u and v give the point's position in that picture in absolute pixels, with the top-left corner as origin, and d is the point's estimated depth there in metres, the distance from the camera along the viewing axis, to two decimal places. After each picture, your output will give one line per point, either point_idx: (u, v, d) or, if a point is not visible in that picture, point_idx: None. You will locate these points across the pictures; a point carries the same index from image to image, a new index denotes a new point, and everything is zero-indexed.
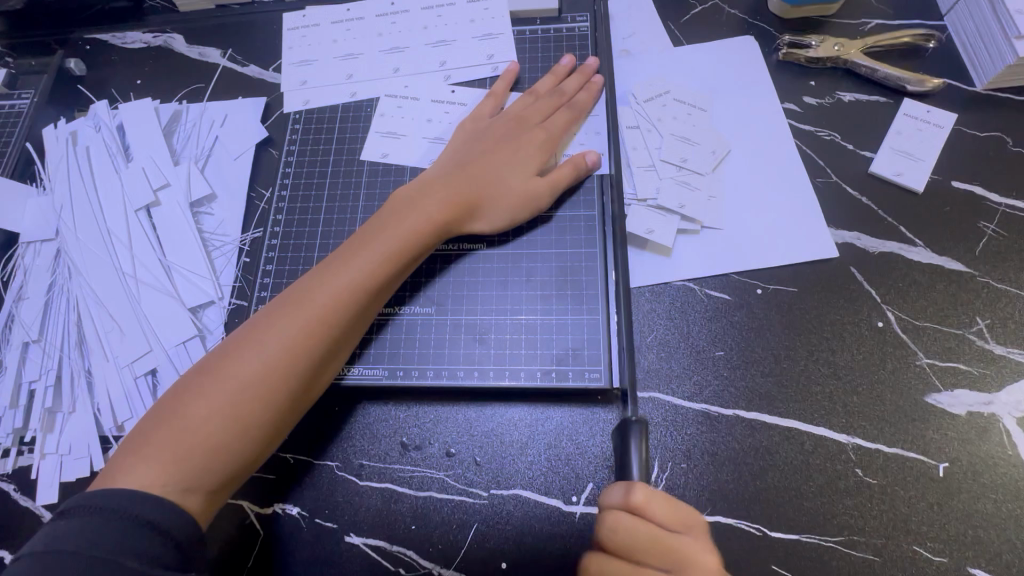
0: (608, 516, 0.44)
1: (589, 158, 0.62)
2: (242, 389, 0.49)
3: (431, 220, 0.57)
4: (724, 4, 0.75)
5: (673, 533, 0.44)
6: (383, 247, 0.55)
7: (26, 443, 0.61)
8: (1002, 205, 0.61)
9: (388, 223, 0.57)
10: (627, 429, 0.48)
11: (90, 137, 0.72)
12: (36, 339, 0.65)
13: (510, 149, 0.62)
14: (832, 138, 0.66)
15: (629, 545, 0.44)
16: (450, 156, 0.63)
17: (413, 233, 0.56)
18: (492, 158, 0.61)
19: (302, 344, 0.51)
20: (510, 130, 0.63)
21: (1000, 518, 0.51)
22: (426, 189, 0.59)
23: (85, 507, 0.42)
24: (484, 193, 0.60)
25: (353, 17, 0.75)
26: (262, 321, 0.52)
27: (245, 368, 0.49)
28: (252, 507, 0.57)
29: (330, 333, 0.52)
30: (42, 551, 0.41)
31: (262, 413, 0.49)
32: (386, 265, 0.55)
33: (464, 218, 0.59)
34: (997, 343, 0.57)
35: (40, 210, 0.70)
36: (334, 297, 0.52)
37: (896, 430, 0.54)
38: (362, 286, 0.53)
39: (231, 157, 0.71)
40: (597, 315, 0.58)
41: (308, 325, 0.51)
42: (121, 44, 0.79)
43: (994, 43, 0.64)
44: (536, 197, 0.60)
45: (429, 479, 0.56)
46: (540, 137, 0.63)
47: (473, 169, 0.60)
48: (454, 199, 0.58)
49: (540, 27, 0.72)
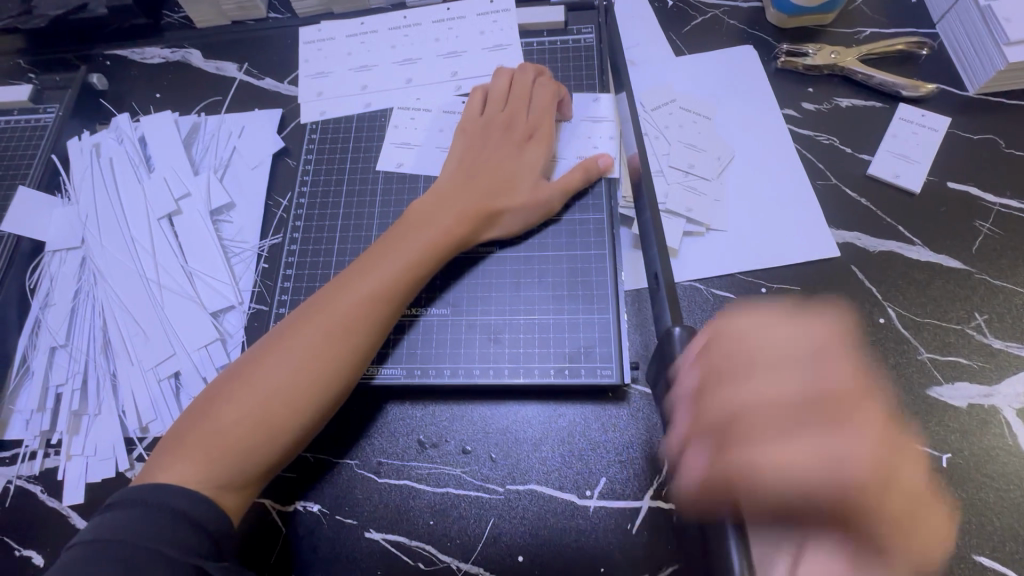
0: (700, 379, 0.42)
1: (600, 161, 0.64)
2: (272, 393, 0.51)
3: (449, 234, 0.59)
4: (724, 15, 0.78)
5: (791, 339, 0.41)
6: (405, 256, 0.57)
7: (52, 445, 0.63)
8: (997, 205, 0.64)
9: (408, 232, 0.59)
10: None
11: (114, 149, 0.75)
12: (63, 343, 0.67)
13: (515, 158, 0.64)
14: (831, 142, 0.68)
15: (743, 365, 0.41)
16: (457, 159, 0.65)
17: (431, 244, 0.58)
18: (499, 167, 0.64)
19: (331, 349, 0.53)
20: (514, 139, 0.65)
21: (1002, 507, 0.53)
22: (443, 203, 0.61)
23: (129, 500, 0.45)
24: (495, 200, 0.62)
25: (367, 31, 0.77)
26: (291, 328, 0.54)
27: (276, 373, 0.51)
28: (274, 505, 0.58)
29: (354, 339, 0.54)
30: (92, 539, 0.43)
31: (290, 416, 0.51)
32: (407, 273, 0.57)
33: (479, 228, 0.61)
34: (995, 338, 0.58)
35: (66, 220, 0.72)
36: (359, 305, 0.54)
37: (900, 422, 0.56)
38: (386, 294, 0.56)
39: (249, 167, 0.73)
40: (607, 314, 0.60)
41: (335, 331, 0.53)
42: (140, 60, 0.82)
43: (985, 50, 0.67)
44: (552, 200, 0.63)
45: (446, 476, 0.58)
46: (542, 145, 0.65)
47: (482, 179, 0.63)
48: (469, 209, 0.61)
49: (548, 39, 0.75)
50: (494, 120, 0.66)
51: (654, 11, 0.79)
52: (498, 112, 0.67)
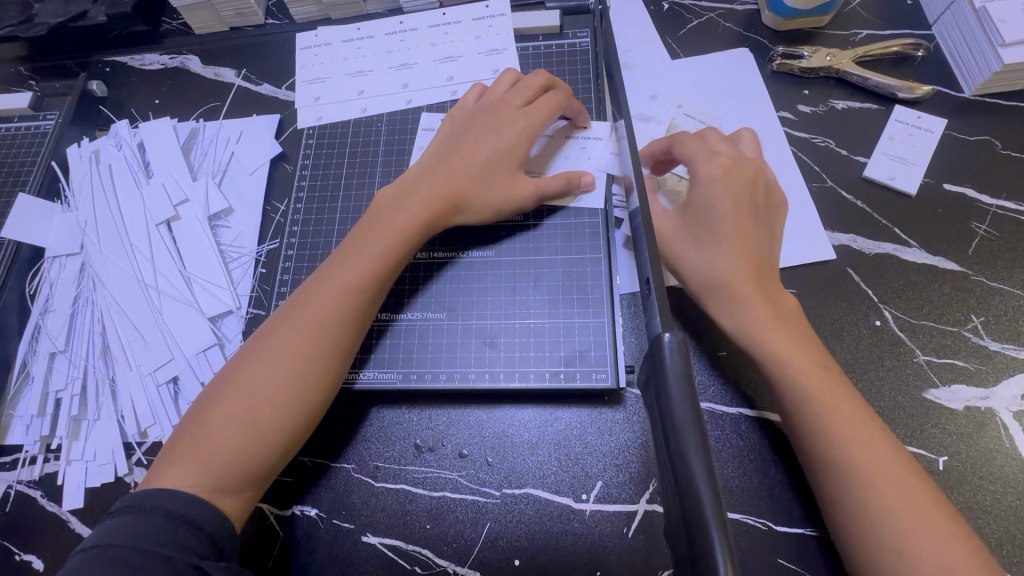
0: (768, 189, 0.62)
1: (583, 179, 0.63)
2: (255, 393, 0.51)
3: (417, 217, 0.59)
4: (720, 18, 0.78)
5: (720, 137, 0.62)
6: (375, 248, 0.57)
7: (52, 450, 0.64)
8: (994, 206, 0.64)
9: (377, 222, 0.59)
10: (653, 349, 0.40)
11: (113, 155, 0.75)
12: (62, 349, 0.67)
13: (492, 140, 0.63)
14: (827, 144, 0.68)
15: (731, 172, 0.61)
16: (433, 151, 0.65)
17: (402, 231, 0.58)
18: (472, 150, 0.62)
19: (307, 345, 0.53)
20: (497, 120, 0.64)
21: (1000, 510, 0.52)
22: (412, 187, 0.61)
23: (131, 507, 0.46)
24: (465, 186, 0.61)
25: (363, 36, 0.78)
26: (268, 329, 0.54)
27: (257, 374, 0.52)
28: (271, 510, 0.58)
29: (330, 333, 0.54)
30: (94, 545, 0.43)
31: (277, 415, 0.51)
32: (379, 264, 0.57)
33: (449, 213, 0.61)
34: (991, 339, 0.58)
35: (66, 226, 0.73)
36: (334, 299, 0.55)
37: (896, 425, 0.56)
38: (359, 286, 0.56)
39: (247, 173, 0.74)
40: (603, 318, 0.60)
41: (310, 327, 0.53)
42: (139, 66, 0.83)
43: (981, 51, 0.66)
44: (523, 200, 0.62)
45: (442, 480, 0.58)
46: (524, 131, 0.63)
47: (455, 163, 0.62)
48: (438, 195, 0.60)
49: (543, 43, 0.75)
50: (485, 107, 0.66)
51: (649, 14, 0.79)
52: (492, 100, 0.66)
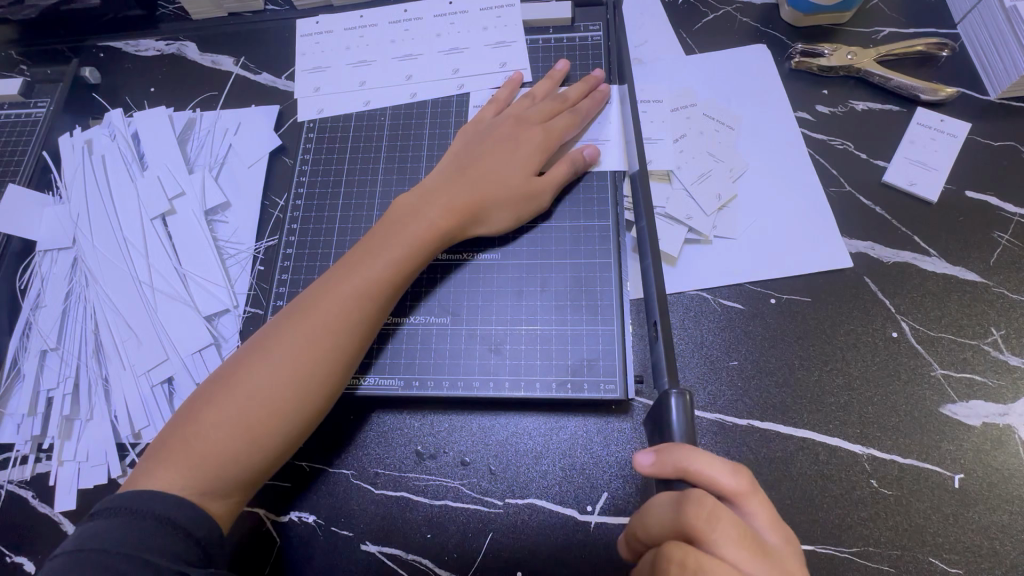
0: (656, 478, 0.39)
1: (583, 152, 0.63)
2: (252, 397, 0.49)
3: (434, 227, 0.57)
4: (737, 12, 0.75)
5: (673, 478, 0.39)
6: (388, 258, 0.55)
7: (43, 450, 0.62)
8: (1017, 215, 0.61)
9: (392, 230, 0.57)
10: (660, 403, 0.43)
11: (105, 145, 0.73)
12: (53, 346, 0.65)
13: (511, 148, 0.62)
14: (846, 147, 0.66)
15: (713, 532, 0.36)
16: (450, 159, 0.63)
17: (417, 241, 0.56)
18: (492, 160, 0.61)
19: (309, 351, 0.51)
20: (517, 130, 0.63)
21: (1014, 530, 0.51)
22: (432, 197, 0.59)
23: (115, 509, 0.44)
24: (485, 195, 0.59)
25: (366, 24, 0.75)
26: (272, 330, 0.53)
27: (255, 378, 0.50)
28: (269, 516, 0.57)
29: (334, 341, 0.52)
30: (74, 550, 0.42)
31: (272, 423, 0.49)
32: (387, 274, 0.55)
33: (467, 223, 0.59)
34: (1012, 354, 0.56)
35: (57, 219, 0.70)
36: (340, 306, 0.53)
37: (910, 440, 0.54)
38: (366, 294, 0.54)
39: (245, 166, 0.71)
40: (611, 326, 0.59)
41: (314, 333, 0.51)
42: (134, 52, 0.80)
43: (1008, 53, 0.64)
44: (535, 195, 0.61)
45: (444, 488, 0.57)
46: (546, 138, 0.63)
47: (475, 173, 0.61)
48: (456, 206, 0.58)
49: (554, 36, 0.72)
50: (506, 119, 0.64)
51: (663, 7, 0.76)
52: (512, 112, 0.64)
